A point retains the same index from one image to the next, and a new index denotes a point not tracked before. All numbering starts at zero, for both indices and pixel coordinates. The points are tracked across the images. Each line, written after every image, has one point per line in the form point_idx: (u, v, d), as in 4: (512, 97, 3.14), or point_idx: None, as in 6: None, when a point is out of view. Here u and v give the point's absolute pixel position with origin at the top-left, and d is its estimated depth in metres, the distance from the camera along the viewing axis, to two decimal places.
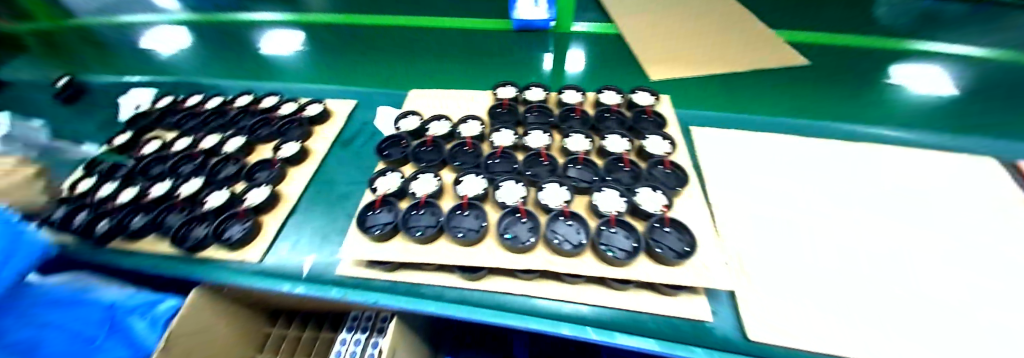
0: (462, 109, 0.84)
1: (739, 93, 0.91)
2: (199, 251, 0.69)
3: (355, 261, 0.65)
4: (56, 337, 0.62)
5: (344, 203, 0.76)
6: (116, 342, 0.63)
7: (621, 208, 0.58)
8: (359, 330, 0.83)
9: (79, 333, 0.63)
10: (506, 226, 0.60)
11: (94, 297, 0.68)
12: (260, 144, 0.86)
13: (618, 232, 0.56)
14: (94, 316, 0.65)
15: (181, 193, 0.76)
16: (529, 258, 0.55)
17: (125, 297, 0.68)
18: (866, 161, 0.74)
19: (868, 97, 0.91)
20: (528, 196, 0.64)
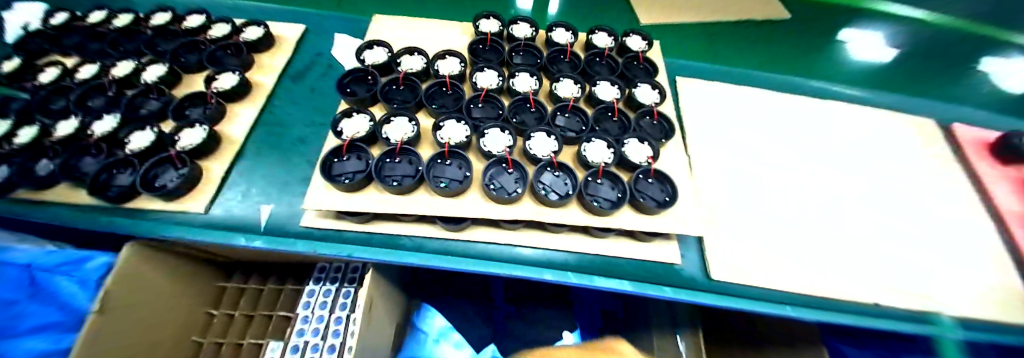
0: (438, 44, 0.76)
1: (711, 46, 0.94)
2: (127, 203, 0.59)
3: (320, 213, 0.59)
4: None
5: (303, 147, 0.68)
6: (45, 304, 0.62)
7: (608, 158, 0.57)
8: (329, 281, 0.83)
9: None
10: (493, 176, 0.57)
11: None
12: (190, 75, 0.75)
13: (605, 184, 0.56)
14: (11, 278, 0.62)
15: (97, 132, 0.65)
16: (517, 209, 0.54)
17: (41, 256, 0.65)
18: (822, 118, 0.80)
19: (823, 58, 0.97)
20: (514, 145, 0.60)
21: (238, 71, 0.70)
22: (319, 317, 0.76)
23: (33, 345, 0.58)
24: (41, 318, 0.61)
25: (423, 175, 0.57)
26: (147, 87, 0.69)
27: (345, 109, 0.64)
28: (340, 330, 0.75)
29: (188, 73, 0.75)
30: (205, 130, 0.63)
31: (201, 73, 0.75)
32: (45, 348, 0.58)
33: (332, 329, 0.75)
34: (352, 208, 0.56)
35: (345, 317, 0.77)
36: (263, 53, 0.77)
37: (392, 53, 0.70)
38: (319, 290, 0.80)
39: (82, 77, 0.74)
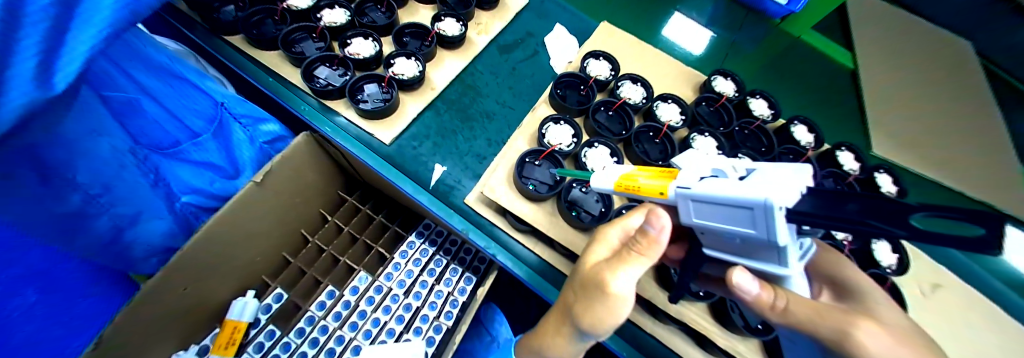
0: (661, 81, 0.68)
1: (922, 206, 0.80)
2: (326, 100, 0.61)
3: (483, 199, 0.58)
4: (158, 109, 0.56)
5: (486, 123, 0.66)
6: (217, 144, 0.60)
7: None
8: (428, 241, 0.83)
9: (184, 117, 0.58)
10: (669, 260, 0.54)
11: (200, 82, 0.60)
12: (417, 2, 0.73)
13: None
14: (202, 107, 0.60)
15: (326, 21, 0.66)
16: (679, 308, 0.52)
17: (234, 98, 0.62)
18: None
19: None
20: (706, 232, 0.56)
21: (463, 24, 0.70)
22: (407, 271, 0.78)
23: (188, 180, 0.58)
24: (206, 158, 0.59)
25: (606, 220, 0.54)
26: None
27: (551, 113, 0.61)
28: (420, 294, 0.76)
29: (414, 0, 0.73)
30: (419, 68, 0.64)
31: (428, 4, 0.72)
32: (199, 189, 0.58)
33: (414, 289, 0.77)
34: (525, 216, 0.54)
35: (429, 283, 0.78)
36: (484, 11, 0.75)
37: (615, 74, 0.66)
38: (416, 246, 0.81)
39: None
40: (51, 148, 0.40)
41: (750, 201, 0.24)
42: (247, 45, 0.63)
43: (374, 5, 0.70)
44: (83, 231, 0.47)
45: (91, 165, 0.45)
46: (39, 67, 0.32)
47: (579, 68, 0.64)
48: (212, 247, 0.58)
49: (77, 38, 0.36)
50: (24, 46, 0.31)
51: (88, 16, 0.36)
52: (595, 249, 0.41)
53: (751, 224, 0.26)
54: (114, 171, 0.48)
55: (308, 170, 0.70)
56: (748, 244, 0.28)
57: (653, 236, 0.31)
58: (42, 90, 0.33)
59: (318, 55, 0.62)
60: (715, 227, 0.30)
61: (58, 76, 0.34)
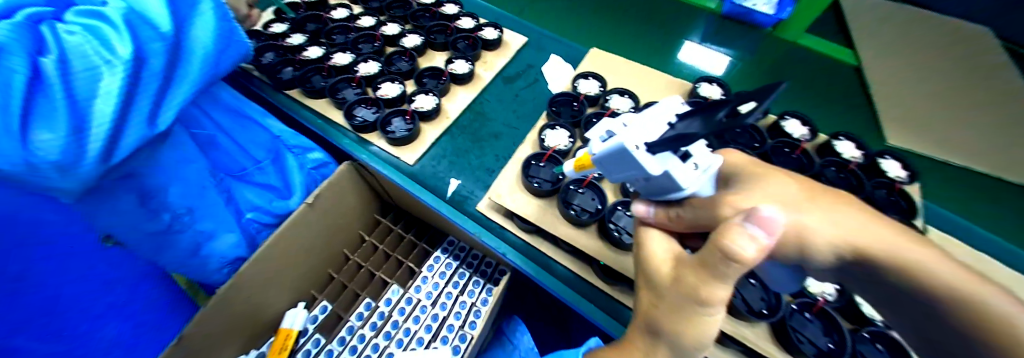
0: (648, 92, 0.75)
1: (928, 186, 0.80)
2: (362, 133, 0.74)
3: (493, 205, 0.65)
4: (231, 142, 0.71)
5: (493, 141, 0.75)
6: (275, 169, 0.77)
7: (830, 296, 0.55)
8: (452, 257, 0.90)
9: (251, 149, 0.74)
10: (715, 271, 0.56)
11: (262, 119, 0.74)
12: (434, 50, 0.87)
13: (812, 323, 0.54)
14: (262, 139, 0.74)
15: (361, 72, 0.81)
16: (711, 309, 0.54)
17: (288, 132, 0.77)
18: None
19: None
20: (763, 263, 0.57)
21: (471, 63, 0.83)
22: (434, 283, 0.85)
23: (254, 200, 0.74)
24: (265, 180, 0.76)
25: (602, 215, 0.58)
26: (404, 50, 0.85)
27: (546, 123, 0.70)
28: (446, 304, 0.82)
29: (431, 49, 0.88)
30: (435, 101, 0.77)
31: (443, 51, 0.87)
32: (259, 206, 0.74)
33: (441, 300, 0.83)
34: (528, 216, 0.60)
35: (454, 294, 0.84)
36: (489, 52, 0.88)
37: (603, 89, 0.75)
38: (442, 260, 0.89)
39: (363, 25, 0.91)
40: (156, 177, 0.54)
41: (619, 149, 0.32)
42: (302, 97, 0.80)
43: (399, 55, 0.86)
44: (174, 244, 0.62)
45: (187, 190, 0.60)
46: (149, 113, 0.45)
47: (570, 88, 0.74)
48: (270, 261, 0.69)
49: (176, 95, 0.48)
50: (142, 96, 0.43)
51: (183, 77, 0.48)
52: (656, 262, 0.36)
53: (632, 167, 0.32)
54: (201, 195, 0.62)
55: (350, 196, 0.82)
56: (653, 181, 0.34)
57: (752, 260, 0.23)
58: (150, 128, 0.45)
59: (356, 98, 0.77)
60: (624, 175, 0.35)
61: (161, 118, 0.47)
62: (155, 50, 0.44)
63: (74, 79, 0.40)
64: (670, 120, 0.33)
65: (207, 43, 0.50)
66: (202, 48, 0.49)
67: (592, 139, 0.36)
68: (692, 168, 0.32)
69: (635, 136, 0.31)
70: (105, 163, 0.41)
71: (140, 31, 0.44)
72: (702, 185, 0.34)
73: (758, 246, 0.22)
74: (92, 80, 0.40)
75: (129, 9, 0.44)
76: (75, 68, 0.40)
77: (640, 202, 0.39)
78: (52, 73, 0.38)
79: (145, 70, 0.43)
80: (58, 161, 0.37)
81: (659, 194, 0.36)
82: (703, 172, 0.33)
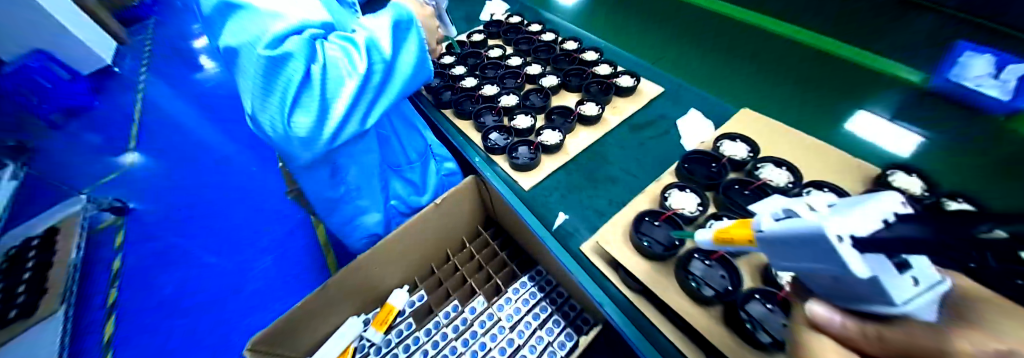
0: (807, 168, 0.65)
1: None
2: (491, 154, 0.82)
3: (598, 249, 0.63)
4: (400, 144, 0.87)
5: (611, 186, 0.74)
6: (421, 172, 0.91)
7: None
8: (538, 287, 0.89)
9: (408, 151, 0.87)
10: None
11: (422, 130, 0.91)
12: (569, 90, 0.93)
13: None
14: (420, 146, 0.90)
15: (503, 103, 0.91)
16: None
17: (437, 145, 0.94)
18: None
19: None
20: None
21: (601, 106, 0.86)
22: (517, 307, 0.86)
23: (399, 193, 0.91)
24: (410, 176, 0.89)
25: (732, 298, 0.51)
26: (542, 88, 0.93)
27: (674, 181, 0.66)
28: (523, 333, 0.82)
29: (566, 89, 0.94)
30: (560, 137, 0.81)
31: (576, 92, 0.92)
32: (402, 198, 0.91)
33: (519, 327, 0.83)
34: (638, 273, 0.56)
35: (532, 326, 0.83)
36: (621, 98, 0.89)
37: (753, 155, 0.67)
38: (527, 288, 0.89)
39: (511, 62, 1.03)
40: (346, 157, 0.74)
41: (809, 232, 0.27)
42: (449, 115, 0.94)
43: (535, 92, 0.94)
44: (338, 208, 0.81)
45: (361, 173, 0.79)
46: (364, 113, 0.66)
47: (710, 147, 0.69)
48: (393, 247, 0.81)
49: (379, 103, 0.69)
50: (362, 100, 0.65)
51: (387, 91, 0.69)
52: None
53: (822, 259, 0.27)
54: (368, 178, 0.80)
55: (469, 208, 0.93)
56: (843, 283, 0.27)
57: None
58: (360, 123, 0.67)
59: (493, 124, 0.86)
60: (804, 267, 0.30)
61: (369, 117, 0.69)
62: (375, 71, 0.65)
63: (327, 84, 0.60)
64: (889, 216, 0.26)
65: (406, 71, 0.70)
66: (402, 73, 0.70)
67: (762, 215, 0.35)
68: (911, 284, 0.25)
69: (839, 224, 0.26)
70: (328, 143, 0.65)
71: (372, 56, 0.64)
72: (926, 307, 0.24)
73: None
74: (335, 85, 0.61)
75: (369, 43, 0.64)
76: (328, 74, 0.60)
77: (820, 304, 0.30)
78: (314, 77, 0.58)
79: (366, 87, 0.65)
80: (306, 138, 0.61)
81: (855, 301, 0.27)
82: (926, 291, 0.24)
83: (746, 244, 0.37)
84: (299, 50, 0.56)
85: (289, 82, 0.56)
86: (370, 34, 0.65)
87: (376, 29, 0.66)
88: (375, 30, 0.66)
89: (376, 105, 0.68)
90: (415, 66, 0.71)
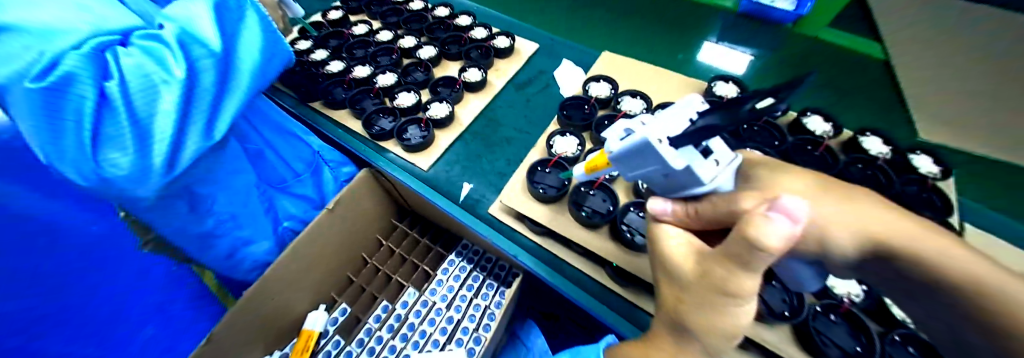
0: (661, 92, 0.75)
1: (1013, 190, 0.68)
2: (380, 141, 0.77)
3: (503, 207, 0.66)
4: (279, 158, 0.76)
5: (506, 146, 0.76)
6: (312, 181, 0.82)
7: (858, 295, 0.52)
8: (466, 261, 0.90)
9: (292, 163, 0.78)
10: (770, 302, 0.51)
11: (304, 136, 0.80)
12: (448, 59, 0.90)
13: (840, 328, 0.50)
14: (305, 155, 0.80)
15: (380, 83, 0.84)
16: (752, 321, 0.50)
17: (326, 148, 0.85)
18: None
19: None
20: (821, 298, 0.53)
21: (484, 70, 0.85)
22: (449, 286, 0.86)
23: (291, 210, 0.80)
24: (303, 191, 0.80)
25: (613, 216, 0.57)
26: (420, 61, 0.88)
27: (557, 128, 0.71)
28: (461, 307, 0.83)
29: (446, 59, 0.91)
30: (448, 108, 0.79)
31: (456, 60, 0.90)
32: (296, 216, 0.80)
33: (455, 303, 0.84)
34: (540, 219, 0.60)
35: (468, 297, 0.85)
36: (502, 59, 0.90)
37: (615, 91, 0.75)
38: (456, 264, 0.90)
39: (382, 39, 0.95)
40: (205, 185, 0.58)
41: (641, 144, 0.31)
42: (323, 108, 0.85)
43: (415, 67, 0.89)
44: (212, 245, 0.66)
45: (233, 198, 0.64)
46: (205, 126, 0.50)
47: (582, 91, 0.75)
48: (292, 265, 0.72)
49: (228, 106, 0.52)
50: (197, 108, 0.48)
51: (233, 92, 0.52)
52: (670, 247, 0.35)
53: (657, 162, 0.32)
54: (243, 202, 0.67)
55: (370, 203, 0.86)
56: (672, 177, 0.33)
57: (780, 248, 0.22)
58: (207, 139, 0.50)
59: (375, 108, 0.80)
60: (645, 172, 0.35)
61: (217, 128, 0.51)
62: (207, 66, 0.48)
63: (134, 99, 0.43)
64: (692, 115, 0.33)
65: (252, 59, 0.53)
66: (250, 59, 0.52)
67: (609, 138, 0.37)
68: (715, 164, 0.32)
69: (658, 131, 0.31)
70: (168, 174, 0.47)
71: (192, 47, 0.47)
72: (725, 179, 0.33)
73: (790, 235, 0.22)
74: (149, 100, 0.44)
75: (182, 33, 0.47)
76: (134, 87, 0.44)
77: (657, 201, 0.38)
78: (115, 95, 0.42)
79: (201, 93, 0.48)
80: (129, 175, 0.43)
81: (679, 189, 0.35)
82: (726, 167, 0.33)
83: (608, 167, 0.42)
84: (78, 66, 0.39)
85: (73, 110, 0.39)
86: (185, 20, 0.48)
87: (191, 13, 0.49)
88: (188, 14, 0.48)
89: (224, 108, 0.51)
90: (266, 49, 0.55)
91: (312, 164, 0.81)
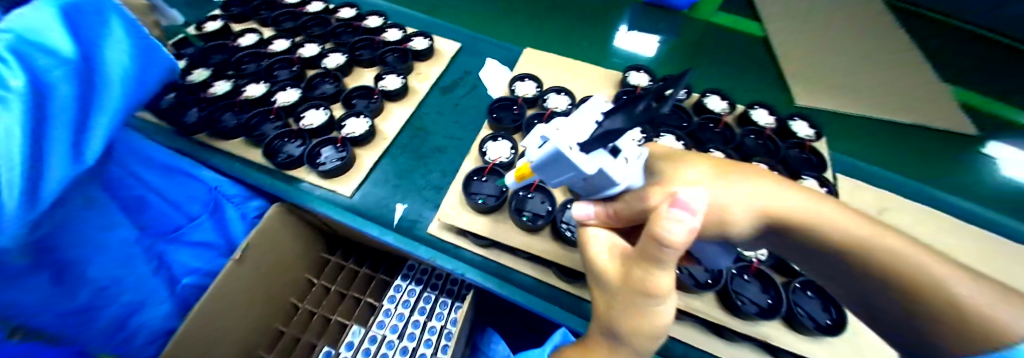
0: (585, 85, 0.76)
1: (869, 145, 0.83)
2: (289, 171, 0.67)
3: (443, 226, 0.62)
4: (163, 202, 0.61)
5: (437, 157, 0.72)
6: (213, 224, 0.69)
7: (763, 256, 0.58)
8: (414, 282, 0.84)
9: (186, 204, 0.66)
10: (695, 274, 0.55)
11: (195, 171, 0.67)
12: (360, 66, 0.81)
13: (753, 285, 0.57)
14: (198, 193, 0.67)
15: (282, 102, 0.73)
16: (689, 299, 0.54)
17: (225, 181, 0.71)
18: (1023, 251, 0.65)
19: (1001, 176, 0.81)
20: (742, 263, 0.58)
21: (402, 76, 0.79)
22: (398, 314, 0.79)
23: (190, 262, 0.65)
24: (202, 238, 0.67)
25: (553, 217, 0.57)
26: (327, 72, 0.79)
27: (489, 134, 0.69)
28: (415, 334, 0.77)
29: (358, 66, 0.82)
30: (368, 122, 0.72)
31: (370, 67, 0.81)
32: (198, 269, 0.66)
33: (408, 331, 0.78)
34: (484, 232, 0.57)
35: (421, 321, 0.79)
36: (421, 62, 0.84)
37: (541, 88, 0.75)
38: (404, 288, 0.83)
39: (276, 49, 0.83)
40: (69, 244, 0.43)
41: (552, 154, 0.30)
42: (213, 140, 0.71)
43: (323, 78, 0.79)
44: (95, 318, 0.48)
45: (113, 253, 0.49)
46: (71, 147, 0.37)
47: (508, 92, 0.73)
48: (203, 329, 0.60)
49: (98, 126, 0.39)
50: (55, 132, 0.35)
51: (104, 107, 0.40)
52: (596, 255, 0.35)
53: (569, 169, 0.31)
54: (128, 262, 0.52)
55: (292, 239, 0.76)
56: (591, 180, 0.33)
57: (681, 242, 0.22)
58: (75, 163, 0.37)
59: (276, 133, 0.69)
60: (563, 180, 0.34)
61: (90, 149, 0.38)
62: (61, 75, 0.36)
63: None
64: (599, 117, 0.32)
65: (126, 62, 0.42)
66: (115, 63, 0.41)
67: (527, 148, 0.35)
68: (625, 163, 0.31)
69: (567, 137, 0.30)
70: (33, 213, 0.33)
71: (34, 56, 0.35)
72: (635, 177, 0.33)
73: (685, 229, 0.21)
74: None
75: (18, 34, 0.35)
76: None
77: (580, 206, 0.37)
78: None
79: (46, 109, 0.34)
80: None
81: (598, 191, 0.34)
82: (635, 163, 0.32)
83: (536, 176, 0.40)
84: None
85: None
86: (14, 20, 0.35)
87: (26, 15, 0.36)
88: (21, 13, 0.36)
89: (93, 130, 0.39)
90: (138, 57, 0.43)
91: (211, 207, 0.69)
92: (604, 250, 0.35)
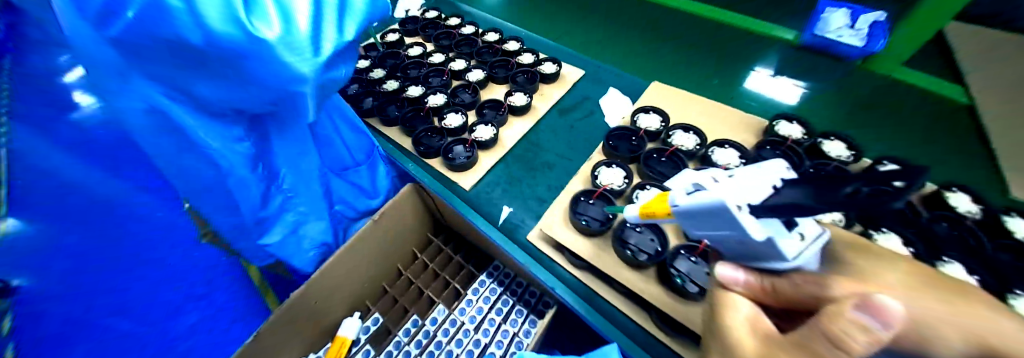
0: (712, 130, 0.73)
1: None
2: (426, 158, 0.80)
3: (541, 236, 0.66)
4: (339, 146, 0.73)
5: (547, 172, 0.77)
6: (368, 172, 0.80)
7: None
8: (497, 283, 0.91)
9: (352, 151, 0.77)
10: None
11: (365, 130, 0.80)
12: (495, 82, 0.93)
13: None
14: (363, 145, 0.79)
15: (430, 103, 0.88)
16: None
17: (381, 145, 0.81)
18: None
19: None
20: None
21: (528, 94, 0.87)
22: (478, 307, 0.87)
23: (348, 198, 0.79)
24: (358, 180, 0.79)
25: (664, 259, 0.56)
26: (468, 83, 0.92)
27: (603, 159, 0.71)
28: (489, 331, 0.83)
29: (491, 82, 0.94)
30: (493, 130, 0.81)
31: (502, 83, 0.93)
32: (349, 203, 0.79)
33: (484, 326, 0.84)
34: (582, 253, 0.59)
35: (496, 321, 0.84)
36: (547, 84, 0.91)
37: (665, 124, 0.74)
38: (488, 285, 0.90)
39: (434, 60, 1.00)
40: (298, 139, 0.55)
41: (715, 206, 0.31)
42: (378, 124, 0.90)
43: (463, 88, 0.93)
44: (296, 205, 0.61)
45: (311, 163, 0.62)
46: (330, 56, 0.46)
47: (628, 123, 0.74)
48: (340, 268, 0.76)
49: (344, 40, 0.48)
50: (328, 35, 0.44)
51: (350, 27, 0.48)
52: (730, 320, 0.33)
53: (730, 226, 0.31)
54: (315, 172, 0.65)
55: (413, 215, 0.90)
56: (749, 245, 0.32)
57: (864, 351, 0.20)
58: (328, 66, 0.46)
59: (424, 127, 0.84)
60: (714, 233, 0.35)
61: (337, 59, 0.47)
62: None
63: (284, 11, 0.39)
64: (775, 181, 0.31)
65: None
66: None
67: (677, 192, 0.38)
68: (799, 239, 0.30)
69: (736, 196, 0.31)
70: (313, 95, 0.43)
71: None
72: (811, 257, 0.30)
73: (869, 338, 0.19)
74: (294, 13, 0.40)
75: None
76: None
77: (726, 266, 0.35)
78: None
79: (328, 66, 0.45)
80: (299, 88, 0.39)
81: (753, 258, 0.33)
82: (811, 243, 0.31)
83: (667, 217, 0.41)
84: None
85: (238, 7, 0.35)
86: None
87: None
88: None
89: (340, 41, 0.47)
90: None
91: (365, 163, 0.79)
92: (742, 319, 0.32)
